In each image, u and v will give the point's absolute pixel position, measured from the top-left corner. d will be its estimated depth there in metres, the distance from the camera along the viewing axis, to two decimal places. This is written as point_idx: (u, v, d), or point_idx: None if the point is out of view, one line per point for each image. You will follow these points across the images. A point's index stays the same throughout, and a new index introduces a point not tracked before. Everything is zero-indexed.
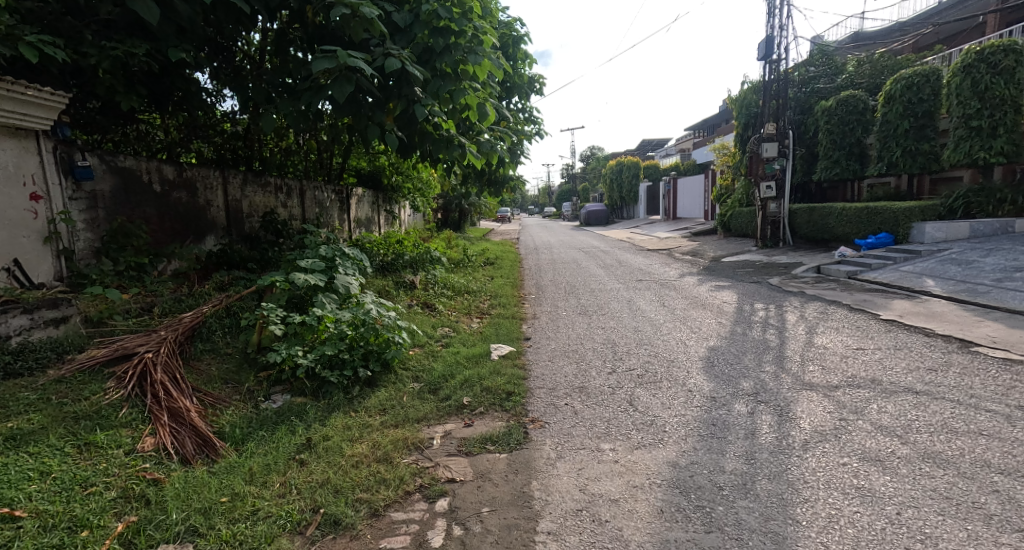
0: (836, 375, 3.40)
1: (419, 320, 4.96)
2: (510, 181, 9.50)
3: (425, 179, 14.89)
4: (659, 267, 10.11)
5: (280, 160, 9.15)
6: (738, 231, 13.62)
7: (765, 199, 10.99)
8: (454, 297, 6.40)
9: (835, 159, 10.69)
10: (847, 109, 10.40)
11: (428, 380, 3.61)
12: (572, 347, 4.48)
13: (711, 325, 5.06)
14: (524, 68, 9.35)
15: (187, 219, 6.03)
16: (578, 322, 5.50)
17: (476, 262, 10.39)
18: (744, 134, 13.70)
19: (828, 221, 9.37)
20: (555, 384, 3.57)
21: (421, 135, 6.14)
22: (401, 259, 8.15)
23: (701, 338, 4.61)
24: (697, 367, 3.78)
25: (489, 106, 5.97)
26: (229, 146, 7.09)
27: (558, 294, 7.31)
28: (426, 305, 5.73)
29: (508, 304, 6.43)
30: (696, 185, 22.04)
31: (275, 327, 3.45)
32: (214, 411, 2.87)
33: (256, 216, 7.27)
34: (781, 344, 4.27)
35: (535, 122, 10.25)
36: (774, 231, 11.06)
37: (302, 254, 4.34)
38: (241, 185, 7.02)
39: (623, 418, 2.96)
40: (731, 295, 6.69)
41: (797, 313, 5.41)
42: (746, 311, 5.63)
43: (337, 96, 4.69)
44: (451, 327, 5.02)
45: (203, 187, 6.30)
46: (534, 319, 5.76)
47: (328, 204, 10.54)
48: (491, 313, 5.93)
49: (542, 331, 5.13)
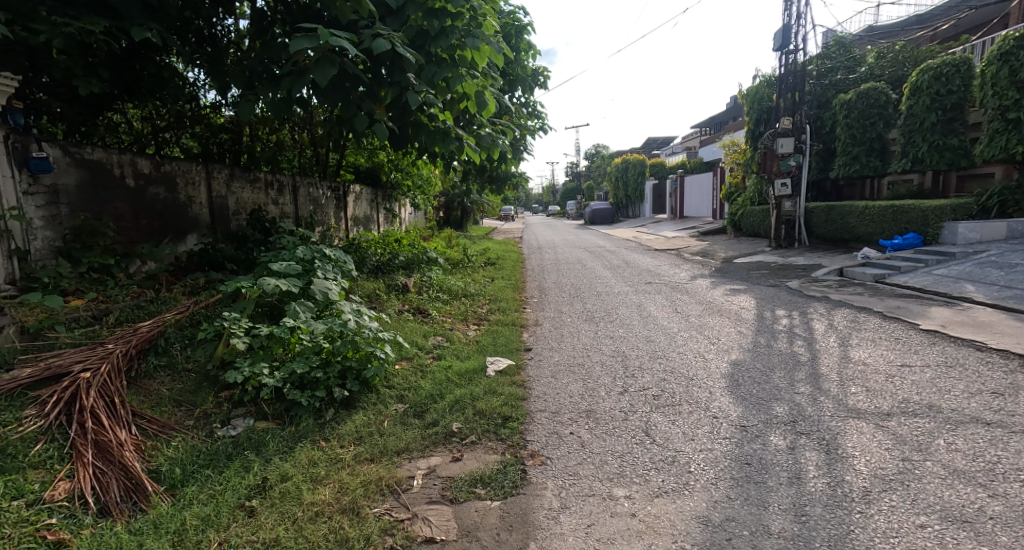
0: (885, 399, 2.93)
1: (410, 328, 4.52)
2: (512, 178, 9.05)
3: (425, 175, 14.45)
4: (668, 268, 9.63)
5: (272, 153, 8.73)
6: (749, 231, 13.12)
7: (779, 198, 10.49)
8: (450, 302, 5.95)
9: (855, 155, 10.21)
10: (868, 102, 9.94)
11: (414, 401, 3.18)
12: (578, 360, 4.03)
13: (732, 335, 4.58)
14: (527, 59, 8.91)
15: (164, 216, 5.60)
16: (584, 331, 5.03)
17: (476, 263, 9.97)
18: (756, 129, 13.23)
19: (849, 221, 8.88)
20: (558, 407, 3.12)
21: (415, 126, 5.70)
22: (396, 261, 7.72)
23: (721, 350, 4.15)
24: (720, 387, 3.32)
25: (488, 95, 5.53)
26: (215, 137, 6.65)
27: (562, 298, 6.85)
28: (418, 311, 5.29)
29: (508, 309, 5.98)
30: (704, 184, 21.51)
31: (238, 341, 3.00)
32: (155, 444, 2.41)
33: (242, 213, 6.83)
34: (813, 358, 3.80)
35: (539, 115, 9.79)
36: (789, 231, 10.57)
37: (277, 255, 3.90)
38: (226, 180, 6.58)
39: (639, 453, 2.50)
40: (748, 299, 6.22)
41: (824, 321, 4.93)
42: (769, 318, 5.15)
43: (319, 81, 4.24)
44: (445, 336, 4.58)
45: (183, 182, 5.87)
46: (535, 326, 5.31)
47: (324, 201, 10.12)
48: (489, 320, 5.49)
49: (544, 341, 4.67)
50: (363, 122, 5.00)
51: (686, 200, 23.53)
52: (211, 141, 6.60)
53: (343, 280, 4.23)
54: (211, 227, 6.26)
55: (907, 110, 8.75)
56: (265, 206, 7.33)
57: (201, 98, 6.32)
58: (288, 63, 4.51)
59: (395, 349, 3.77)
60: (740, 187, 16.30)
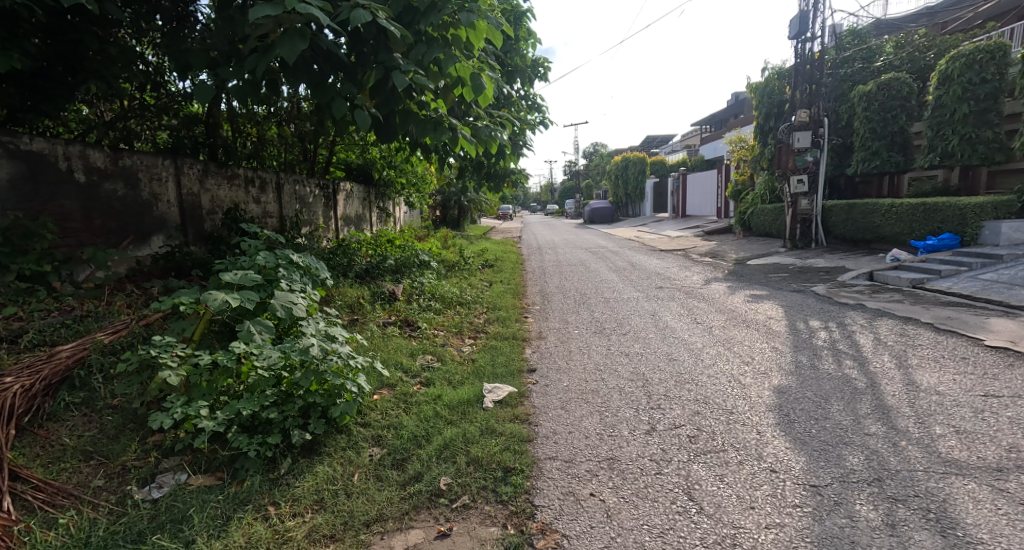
0: (989, 447, 2.33)
1: (393, 346, 3.90)
2: (512, 175, 8.41)
3: (420, 173, 13.80)
4: (678, 270, 9.02)
5: (253, 148, 8.11)
6: (760, 231, 12.52)
7: (795, 195, 9.88)
8: (443, 311, 5.34)
9: (874, 150, 9.63)
10: (889, 94, 9.37)
11: (393, 446, 2.56)
12: (591, 386, 3.42)
13: (767, 353, 3.98)
14: (526, 47, 8.31)
15: (122, 217, 4.95)
16: (596, 346, 4.42)
17: (473, 266, 9.35)
18: (765, 125, 12.65)
19: (872, 219, 8.30)
20: (572, 453, 2.52)
21: (403, 115, 5.09)
22: (384, 264, 7.11)
23: (758, 373, 3.55)
24: (769, 425, 2.72)
25: (485, 79, 4.92)
26: (186, 128, 6.01)
27: (568, 306, 6.23)
28: (406, 324, 4.67)
29: (508, 319, 5.36)
30: (707, 182, 20.89)
31: (169, 374, 2.34)
32: (31, 526, 1.92)
33: (216, 213, 6.17)
34: (872, 383, 3.20)
35: (540, 109, 9.18)
36: (804, 231, 9.98)
37: (234, 262, 3.29)
38: (199, 176, 5.94)
39: (683, 531, 1.96)
40: (773, 308, 5.63)
41: (869, 335, 4.33)
42: (804, 331, 4.56)
43: (287, 56, 3.61)
44: (435, 355, 3.97)
45: (147, 178, 5.24)
46: (539, 341, 4.69)
47: (313, 200, 9.50)
48: (486, 332, 4.87)
49: (550, 360, 4.05)
50: (343, 108, 4.37)
51: (688, 199, 22.88)
52: (183, 133, 5.96)
53: (315, 294, 3.62)
54: (179, 228, 5.63)
55: (935, 100, 8.19)
56: (244, 205, 6.70)
57: (168, 84, 5.70)
58: (252, 38, 3.89)
59: (369, 377, 3.17)
60: (748, 185, 15.70)
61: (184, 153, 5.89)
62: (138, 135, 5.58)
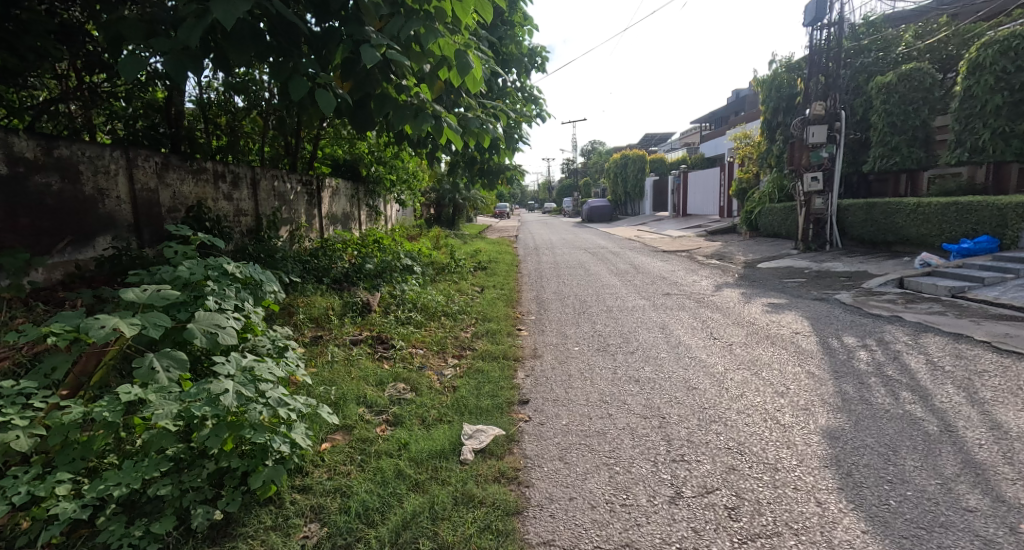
0: None
1: (356, 374, 3.27)
2: (507, 172, 7.71)
3: (411, 170, 13.15)
4: (684, 274, 8.40)
5: (224, 141, 7.46)
6: (768, 231, 11.91)
7: (808, 194, 9.25)
8: (426, 325, 4.70)
9: (893, 145, 9.03)
10: (911, 85, 8.75)
11: (337, 524, 1.94)
12: (595, 427, 2.80)
13: (805, 380, 3.35)
14: (521, 34, 7.71)
15: (53, 215, 4.17)
16: (600, 370, 3.78)
17: (465, 268, 8.74)
18: (773, 119, 12.05)
19: (895, 220, 7.69)
20: (573, 539, 1.93)
21: (378, 99, 4.47)
22: (364, 268, 6.47)
23: (799, 407, 2.93)
24: (831, 489, 2.10)
25: (472, 58, 4.31)
26: (142, 115, 5.30)
27: (567, 316, 5.59)
28: (379, 341, 4.04)
29: (499, 333, 4.73)
30: (709, 181, 20.30)
31: (19, 437, 1.72)
32: None
33: (178, 210, 5.35)
34: (946, 425, 2.58)
35: (537, 102, 8.57)
36: (818, 231, 9.37)
37: (150, 275, 2.64)
38: (155, 172, 5.09)
39: None
40: (797, 320, 5.01)
41: (919, 355, 3.73)
42: (841, 350, 3.94)
43: (225, 20, 2.97)
44: (408, 382, 3.34)
45: (93, 172, 4.46)
46: (533, 362, 4.05)
47: (296, 197, 8.80)
48: (473, 351, 4.23)
49: (545, 388, 3.42)
50: (302, 87, 3.73)
51: (689, 198, 22.28)
52: (138, 122, 5.27)
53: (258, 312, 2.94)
54: (133, 228, 4.84)
55: (964, 91, 7.60)
56: (211, 202, 5.88)
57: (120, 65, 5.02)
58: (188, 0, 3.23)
59: (312, 424, 2.50)
60: (753, 184, 15.11)
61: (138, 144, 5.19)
62: (81, 124, 4.88)
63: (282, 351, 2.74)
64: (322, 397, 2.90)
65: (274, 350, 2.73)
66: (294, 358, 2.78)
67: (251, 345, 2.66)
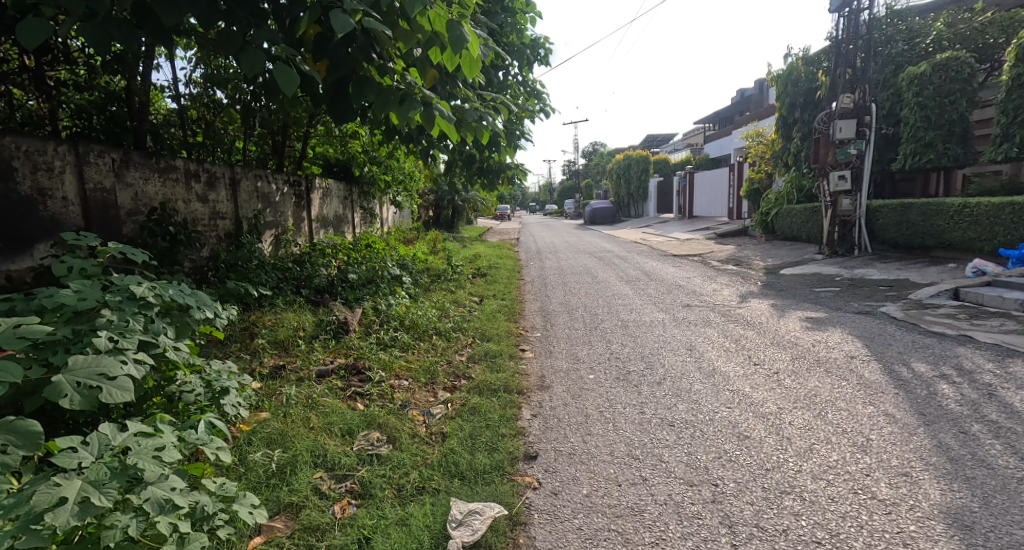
0: None
1: (317, 420, 2.59)
2: (510, 171, 7.05)
3: (407, 170, 12.46)
4: (702, 281, 7.71)
5: (200, 138, 6.78)
6: (785, 234, 11.22)
7: (834, 194, 8.58)
8: (413, 348, 4.03)
9: (927, 141, 8.34)
10: (947, 75, 8.06)
11: None
12: (627, 505, 2.13)
13: (886, 426, 2.66)
14: (524, 23, 7.05)
15: None
16: (624, 410, 3.09)
17: (462, 275, 8.06)
18: (790, 116, 11.37)
19: (936, 222, 7.02)
20: None
21: (357, 83, 3.81)
22: (350, 277, 5.81)
23: (893, 469, 2.25)
24: None
25: (469, 32, 3.65)
26: (102, 108, 4.46)
27: (577, 333, 4.90)
28: (356, 371, 3.37)
29: (500, 357, 4.04)
30: (717, 181, 19.60)
31: None
32: None
33: (139, 213, 4.47)
34: None
35: (540, 96, 7.89)
36: (843, 234, 8.68)
37: (32, 300, 1.97)
38: (112, 173, 4.22)
39: None
40: (846, 339, 4.32)
41: (1016, 388, 3.05)
42: (916, 381, 3.24)
43: None
44: (384, 429, 2.66)
45: (28, 168, 3.61)
46: (541, 396, 3.36)
47: (283, 199, 8.09)
48: (468, 381, 3.54)
49: (558, 437, 2.75)
50: (259, 61, 3.06)
51: (696, 200, 21.58)
52: (94, 113, 4.43)
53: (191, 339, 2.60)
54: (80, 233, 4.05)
55: (1013, 80, 6.90)
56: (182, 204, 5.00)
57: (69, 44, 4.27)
58: None
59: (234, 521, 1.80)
60: (766, 185, 14.40)
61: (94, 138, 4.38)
62: (36, 117, 4.11)
63: (218, 395, 2.32)
64: (263, 465, 2.20)
65: (206, 396, 2.28)
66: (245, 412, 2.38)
67: (176, 391, 2.19)
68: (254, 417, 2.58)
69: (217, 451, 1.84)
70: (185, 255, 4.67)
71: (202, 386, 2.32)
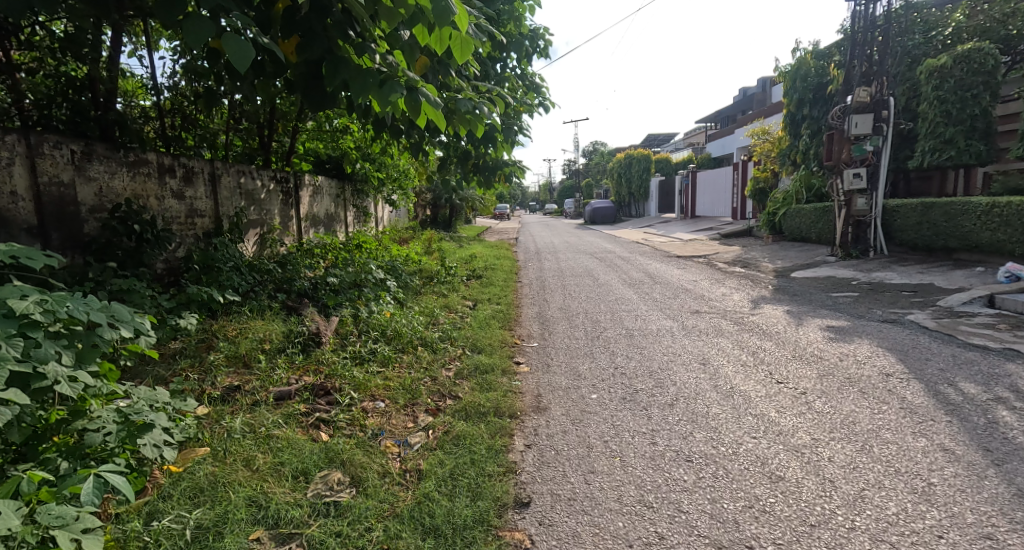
0: None
1: (264, 461, 2.15)
2: (507, 168, 6.60)
3: (403, 168, 11.81)
4: (710, 285, 7.27)
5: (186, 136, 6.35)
6: (794, 234, 10.78)
7: (848, 193, 8.14)
8: (395, 363, 3.59)
9: (947, 137, 7.93)
10: (969, 68, 7.64)
11: None
12: None
13: (947, 465, 2.23)
14: (522, 11, 6.59)
15: None
16: (633, 441, 2.66)
17: (457, 277, 7.62)
18: (798, 112, 10.93)
19: (961, 223, 6.60)
20: None
21: (331, 62, 3.35)
22: (334, 280, 5.37)
23: (971, 530, 1.84)
24: None
25: (458, 4, 3.18)
26: (62, 98, 3.96)
27: (578, 344, 4.46)
28: (324, 392, 2.94)
29: (491, 372, 3.60)
30: (721, 181, 19.13)
31: None
32: None
33: (104, 209, 3.96)
34: None
35: (539, 91, 7.45)
36: (857, 234, 8.23)
37: None
38: (71, 165, 3.75)
39: None
40: (878, 352, 3.90)
41: None
42: (969, 406, 2.81)
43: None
44: (348, 468, 2.23)
45: None
46: (537, 421, 2.92)
47: (269, 196, 7.57)
48: (455, 403, 3.10)
49: (556, 477, 2.33)
50: (206, 33, 2.58)
51: (699, 200, 21.13)
52: (55, 104, 3.94)
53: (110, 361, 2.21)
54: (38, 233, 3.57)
55: None
56: (154, 201, 4.54)
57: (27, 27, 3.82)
58: None
59: None
60: (772, 184, 13.95)
61: (55, 131, 3.89)
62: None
63: (135, 434, 1.85)
64: (174, 533, 1.75)
65: (119, 437, 1.82)
66: (173, 452, 1.93)
67: (77, 430, 1.76)
68: (190, 455, 2.13)
69: (82, 536, 1.48)
70: (155, 257, 4.07)
71: (118, 420, 1.87)
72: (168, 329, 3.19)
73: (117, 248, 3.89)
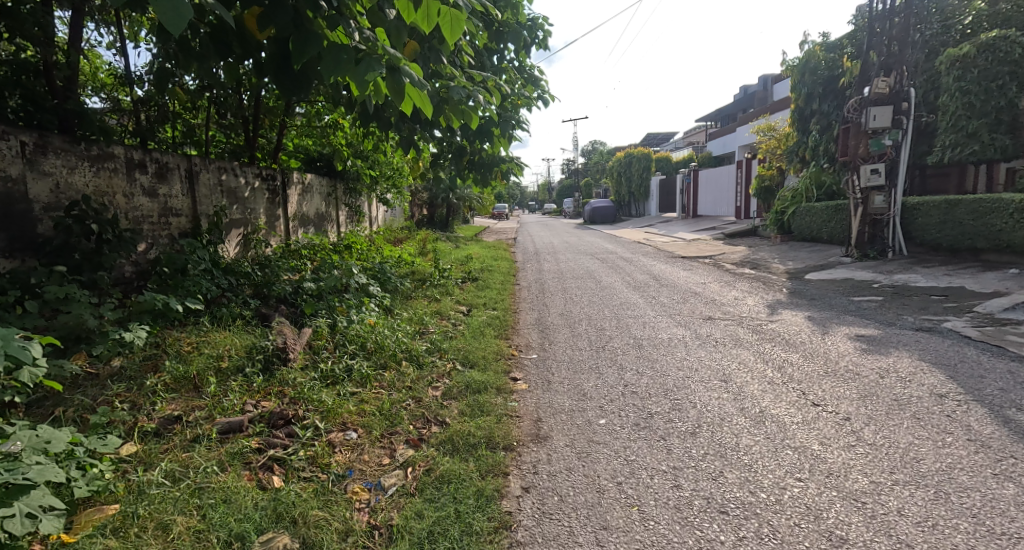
0: None
1: (188, 527, 1.73)
2: (503, 165, 6.12)
3: (396, 165, 11.27)
4: (721, 287, 6.82)
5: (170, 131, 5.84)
6: (804, 233, 10.33)
7: (865, 189, 7.71)
8: (373, 384, 3.12)
9: (971, 131, 7.47)
10: (995, 57, 7.18)
11: None
12: None
13: None
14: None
15: None
16: (653, 483, 2.20)
17: (450, 279, 7.15)
18: (808, 106, 10.48)
19: (991, 222, 6.17)
20: None
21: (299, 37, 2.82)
22: (314, 284, 4.90)
23: None
24: None
25: None
26: (15, 83, 3.45)
27: (582, 356, 3.99)
28: (285, 421, 2.48)
29: (484, 392, 3.14)
30: (723, 180, 18.68)
31: None
32: None
33: (60, 207, 3.44)
34: None
35: (538, 84, 6.99)
36: (874, 234, 7.79)
37: None
38: (20, 158, 3.23)
39: None
40: (921, 367, 3.44)
41: None
42: None
43: None
44: (300, 529, 1.80)
45: None
46: (536, 455, 2.47)
47: (255, 194, 7.11)
48: (440, 431, 2.64)
49: (560, 537, 1.88)
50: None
51: (700, 199, 20.68)
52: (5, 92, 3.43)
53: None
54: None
55: None
56: (123, 196, 4.03)
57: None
58: None
59: None
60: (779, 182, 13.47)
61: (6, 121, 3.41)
62: None
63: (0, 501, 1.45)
64: None
65: None
66: (56, 523, 1.52)
67: None
68: (90, 518, 1.72)
69: None
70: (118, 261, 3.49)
71: None
72: (110, 345, 2.73)
73: (75, 249, 3.32)
